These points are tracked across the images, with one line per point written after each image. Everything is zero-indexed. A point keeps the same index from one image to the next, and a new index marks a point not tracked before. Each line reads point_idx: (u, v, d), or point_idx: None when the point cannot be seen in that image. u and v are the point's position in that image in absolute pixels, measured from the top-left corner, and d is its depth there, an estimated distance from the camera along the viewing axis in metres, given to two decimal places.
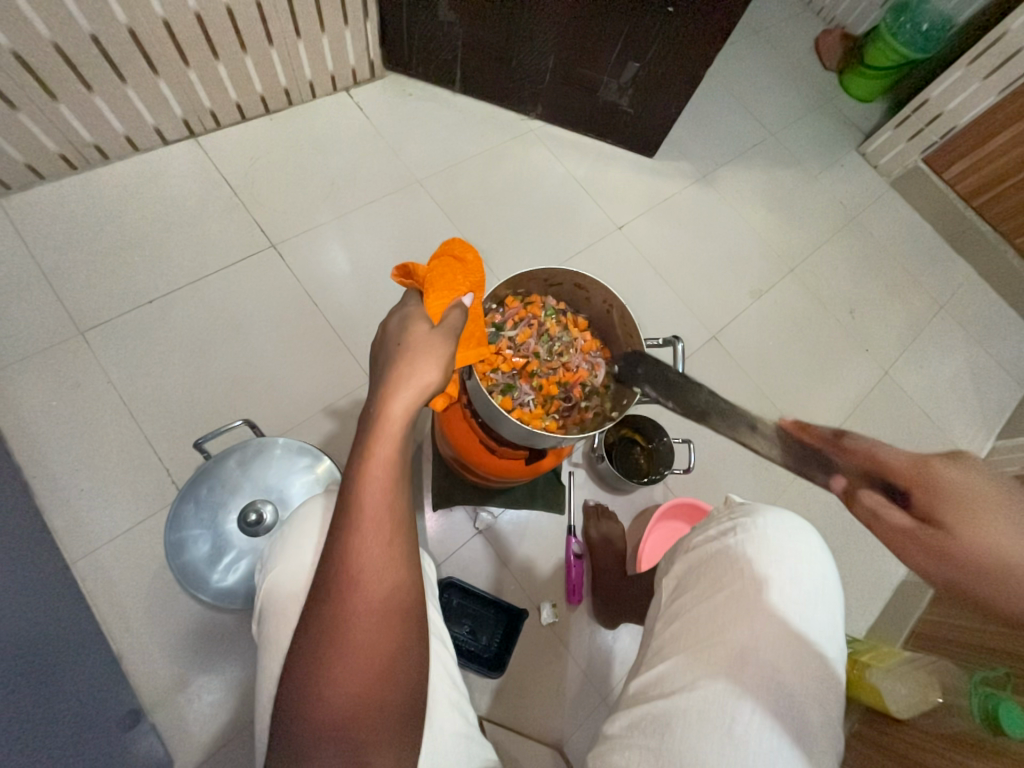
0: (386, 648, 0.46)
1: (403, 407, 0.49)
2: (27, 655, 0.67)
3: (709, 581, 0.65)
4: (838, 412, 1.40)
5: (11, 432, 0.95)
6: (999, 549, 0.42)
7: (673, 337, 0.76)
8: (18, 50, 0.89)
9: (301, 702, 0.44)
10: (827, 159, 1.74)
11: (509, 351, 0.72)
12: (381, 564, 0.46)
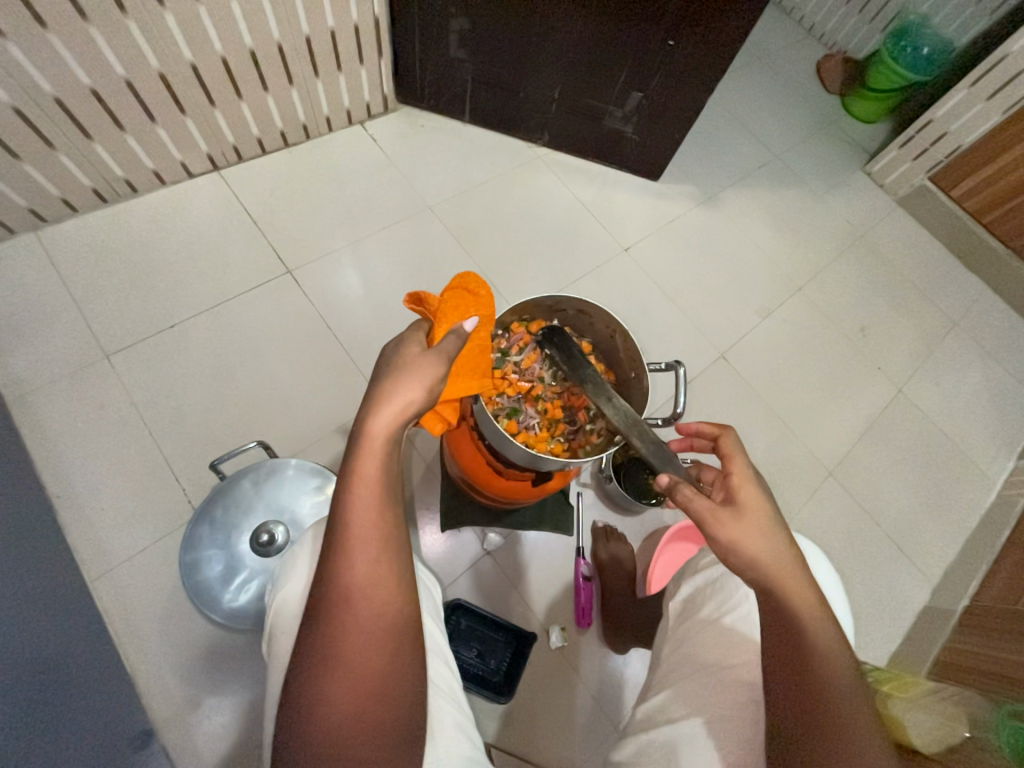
0: (379, 663, 0.46)
1: (385, 425, 0.50)
2: (42, 675, 0.68)
3: (716, 604, 0.65)
4: (852, 431, 1.38)
5: (38, 454, 0.99)
6: (755, 521, 0.55)
7: (676, 363, 0.77)
8: (59, 96, 0.97)
9: (299, 718, 0.44)
10: (833, 179, 1.76)
11: (515, 375, 0.73)
12: (371, 578, 0.47)
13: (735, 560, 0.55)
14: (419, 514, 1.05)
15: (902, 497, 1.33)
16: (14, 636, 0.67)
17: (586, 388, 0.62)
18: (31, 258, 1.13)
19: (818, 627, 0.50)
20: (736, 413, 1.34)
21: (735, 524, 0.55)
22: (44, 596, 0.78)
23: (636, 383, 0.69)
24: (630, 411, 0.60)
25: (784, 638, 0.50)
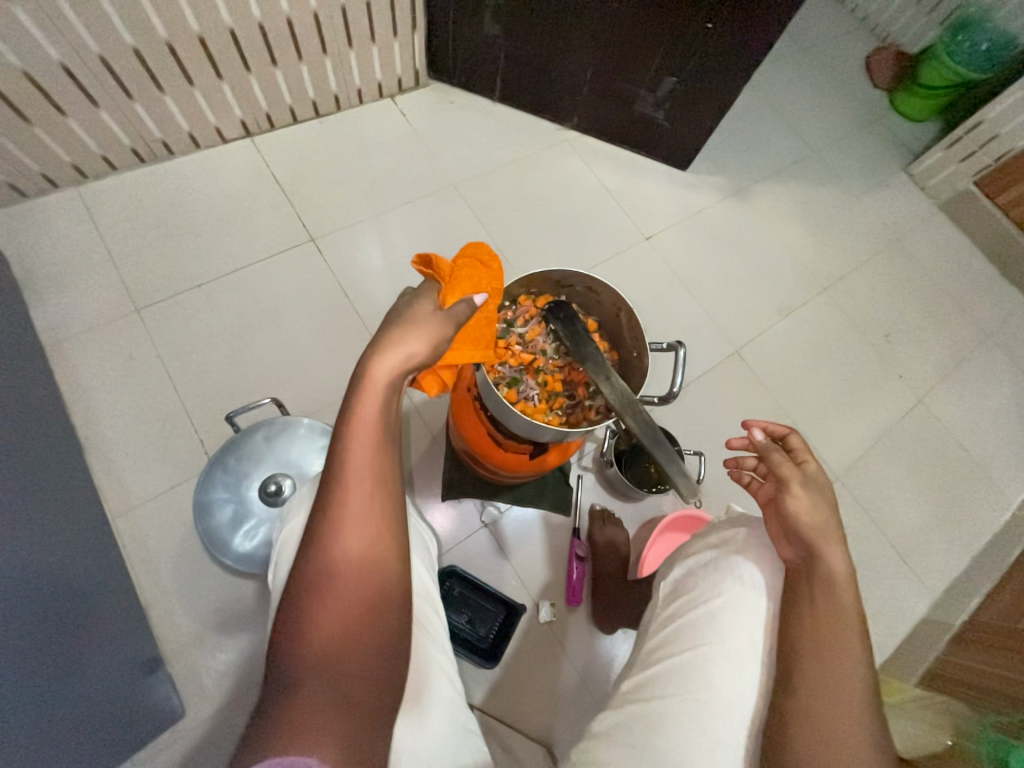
0: (368, 586, 0.49)
1: (387, 369, 0.53)
2: (57, 604, 0.73)
3: (708, 586, 0.63)
4: (865, 438, 1.36)
5: (70, 396, 1.05)
6: (818, 508, 0.58)
7: (677, 343, 0.77)
8: (104, 55, 1.00)
9: (291, 636, 0.46)
10: (871, 178, 1.70)
11: (518, 347, 0.74)
12: (364, 510, 0.50)
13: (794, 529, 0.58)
14: (421, 482, 1.08)
15: (911, 508, 1.30)
16: (34, 565, 0.71)
17: (586, 366, 0.62)
18: (72, 211, 1.18)
19: (849, 622, 0.53)
20: (746, 410, 1.32)
21: (803, 499, 0.58)
22: (68, 528, 0.84)
23: (637, 362, 0.70)
24: (626, 392, 0.60)
25: (823, 621, 0.53)
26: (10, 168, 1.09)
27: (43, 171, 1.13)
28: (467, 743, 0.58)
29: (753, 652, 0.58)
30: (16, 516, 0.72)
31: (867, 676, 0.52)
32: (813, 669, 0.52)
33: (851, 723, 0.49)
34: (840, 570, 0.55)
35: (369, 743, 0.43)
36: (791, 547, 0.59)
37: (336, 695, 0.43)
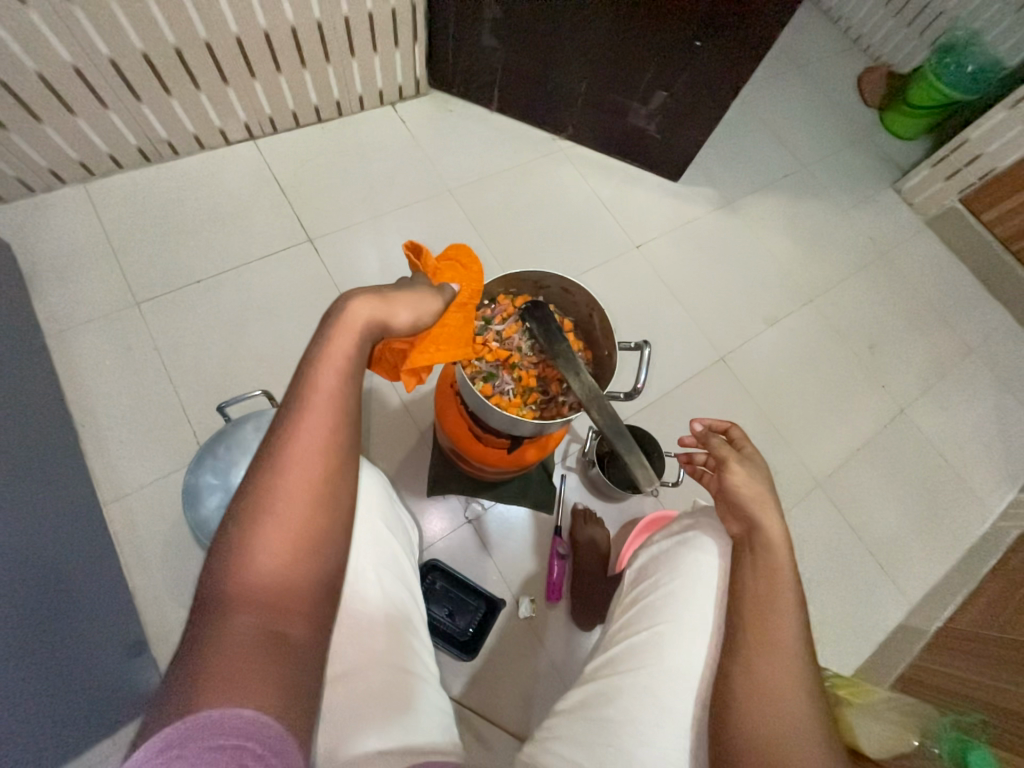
0: (315, 525, 0.49)
1: (366, 314, 0.53)
2: (29, 588, 0.74)
3: (666, 569, 0.66)
4: (847, 446, 1.38)
5: (68, 385, 1.08)
6: (753, 481, 0.63)
7: (643, 342, 0.80)
8: (115, 58, 1.05)
9: (229, 564, 0.46)
10: (859, 193, 1.74)
11: (494, 343, 0.77)
12: (318, 445, 0.49)
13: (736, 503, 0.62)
14: (408, 476, 1.11)
15: (891, 516, 1.32)
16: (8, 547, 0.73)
17: (557, 361, 0.66)
18: (78, 207, 1.22)
19: (787, 588, 0.57)
20: (730, 416, 1.35)
21: (741, 474, 0.64)
22: (55, 512, 0.86)
23: (608, 360, 0.73)
24: (593, 387, 0.63)
25: (763, 588, 0.57)
26: (20, 164, 1.12)
27: (52, 168, 1.17)
28: (434, 717, 0.59)
29: (703, 631, 0.60)
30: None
31: (804, 632, 0.55)
32: (755, 627, 0.55)
33: (788, 675, 0.52)
34: (776, 533, 0.59)
35: (303, 698, 0.43)
36: (735, 521, 0.63)
37: (273, 651, 0.43)
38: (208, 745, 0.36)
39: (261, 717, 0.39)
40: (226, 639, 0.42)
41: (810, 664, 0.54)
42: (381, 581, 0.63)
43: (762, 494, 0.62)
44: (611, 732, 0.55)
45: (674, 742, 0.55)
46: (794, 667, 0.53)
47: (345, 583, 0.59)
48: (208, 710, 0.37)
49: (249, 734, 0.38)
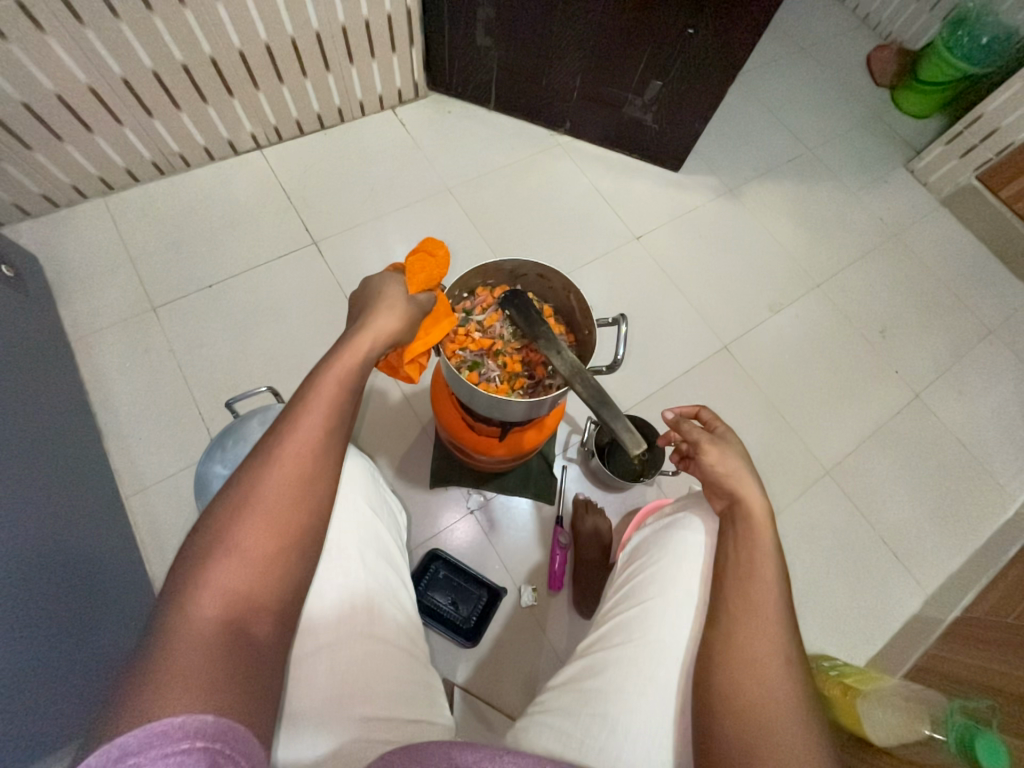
0: (292, 523, 0.53)
1: (370, 341, 0.62)
2: (39, 570, 0.74)
3: (656, 547, 0.67)
4: (856, 432, 1.35)
5: (92, 386, 1.15)
6: (727, 456, 0.64)
7: (621, 317, 0.83)
8: (128, 78, 1.11)
9: (208, 551, 0.49)
10: (869, 175, 1.69)
11: (477, 332, 0.80)
12: (303, 448, 0.55)
13: (715, 481, 0.64)
14: (412, 469, 1.14)
15: (904, 504, 1.29)
16: (20, 533, 0.75)
17: (540, 343, 0.70)
18: (98, 219, 1.29)
19: (767, 559, 0.58)
20: (735, 404, 1.33)
21: (715, 451, 0.65)
22: (73, 505, 0.91)
23: (589, 339, 0.79)
24: (577, 364, 0.68)
25: (745, 559, 0.58)
26: (43, 180, 1.20)
27: (74, 183, 1.25)
28: (423, 692, 0.62)
29: (690, 607, 0.61)
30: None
31: (784, 601, 0.57)
32: (736, 597, 0.56)
33: (767, 644, 0.53)
34: (757, 503, 0.61)
35: (262, 693, 0.45)
36: (718, 497, 0.64)
37: (236, 660, 0.44)
38: (175, 751, 0.35)
39: (228, 722, 0.39)
40: (192, 643, 0.43)
41: (792, 634, 0.55)
42: (369, 562, 0.65)
43: (735, 467, 0.64)
44: (600, 702, 0.57)
45: (657, 714, 0.56)
46: (773, 639, 0.54)
47: (334, 567, 0.62)
48: (176, 715, 0.37)
49: (217, 736, 0.38)
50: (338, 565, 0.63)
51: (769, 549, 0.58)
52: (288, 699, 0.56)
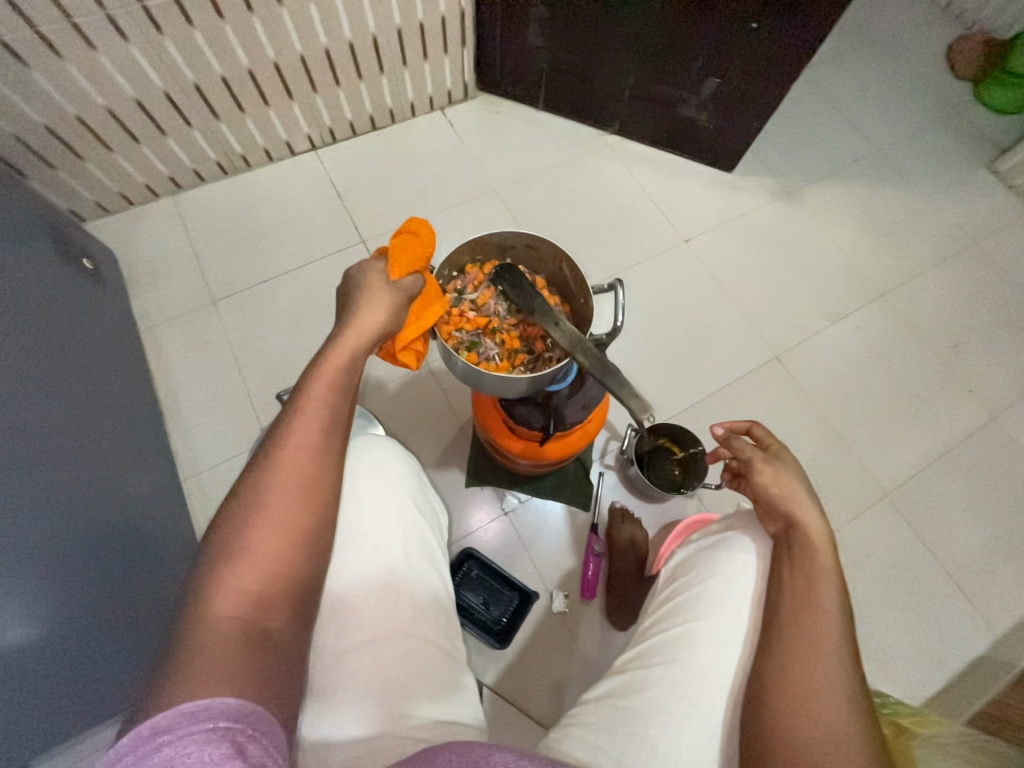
0: (299, 522, 0.54)
1: (356, 337, 0.60)
2: (96, 544, 0.81)
3: (702, 566, 0.64)
4: (921, 453, 1.26)
5: (157, 373, 1.23)
6: (783, 476, 0.61)
7: (616, 283, 0.80)
8: (199, 83, 1.17)
9: (221, 555, 0.50)
10: (946, 176, 1.57)
11: (470, 311, 0.76)
12: (304, 450, 0.56)
13: (768, 504, 0.61)
14: (447, 467, 1.15)
15: (973, 535, 1.19)
16: (72, 513, 0.78)
17: (535, 315, 0.67)
18: (166, 216, 1.37)
19: (829, 589, 0.54)
20: (785, 417, 1.27)
21: (768, 471, 0.62)
22: (133, 484, 0.97)
23: (586, 308, 0.75)
24: (576, 334, 0.64)
25: (804, 589, 0.55)
26: (121, 179, 1.29)
27: (147, 183, 1.33)
28: (460, 693, 0.62)
29: (737, 633, 0.58)
30: (46, 470, 0.77)
31: (847, 636, 0.53)
32: (792, 627, 0.53)
33: (826, 681, 0.50)
34: (817, 529, 0.57)
35: (284, 681, 0.47)
36: (773, 520, 0.61)
37: (256, 653, 0.46)
38: (199, 731, 0.37)
39: (250, 706, 0.41)
40: (213, 639, 0.45)
41: (854, 672, 0.51)
42: (411, 560, 0.66)
43: (790, 489, 0.60)
44: (639, 725, 0.55)
45: (700, 742, 0.54)
46: (834, 677, 0.50)
47: (371, 564, 0.63)
48: (196, 699, 0.39)
49: (238, 718, 0.40)
50: (377, 562, 0.64)
51: (830, 579, 0.55)
52: (330, 689, 0.58)
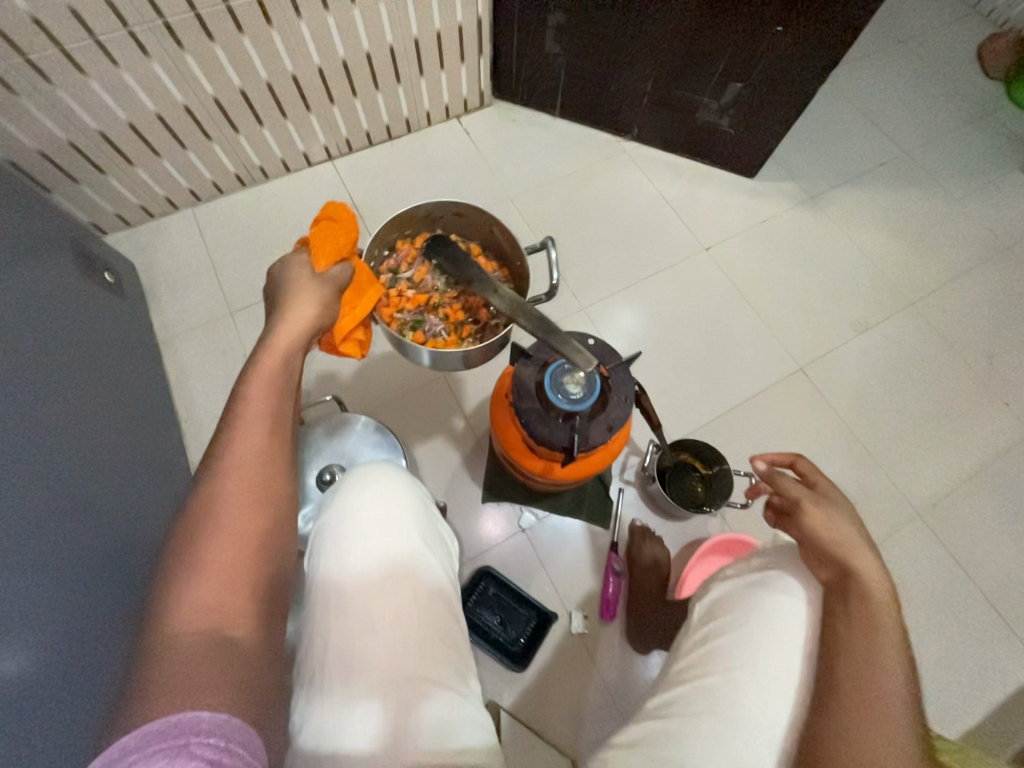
0: (256, 525, 0.53)
1: (286, 336, 0.62)
2: (114, 561, 0.81)
3: (744, 609, 0.61)
4: (954, 469, 1.20)
5: (175, 386, 1.23)
6: (836, 520, 0.58)
7: (549, 240, 0.83)
8: (218, 96, 1.17)
9: (180, 573, 0.49)
10: (977, 180, 1.51)
11: (408, 290, 0.80)
12: (249, 453, 0.55)
13: (819, 550, 0.58)
14: (463, 482, 1.13)
15: (1011, 557, 1.13)
16: (88, 532, 0.78)
17: (473, 284, 0.67)
18: (185, 228, 1.38)
19: (890, 646, 0.51)
20: (811, 431, 1.23)
21: (819, 514, 0.59)
22: (153, 499, 0.98)
23: (520, 270, 0.79)
24: (515, 298, 0.65)
25: (863, 646, 0.51)
26: (142, 192, 1.30)
27: (166, 195, 1.34)
28: (470, 729, 0.59)
29: (785, 682, 0.56)
30: (59, 487, 0.77)
31: (910, 697, 0.50)
32: (852, 687, 0.50)
33: (892, 749, 0.47)
34: (875, 580, 0.54)
35: (255, 685, 0.46)
36: (824, 565, 0.58)
37: (220, 659, 0.45)
38: (171, 748, 0.38)
39: (219, 715, 0.41)
40: (176, 651, 0.44)
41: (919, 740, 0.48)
42: (420, 592, 0.64)
43: (843, 534, 0.57)
44: None
45: None
46: (901, 746, 0.47)
47: (376, 597, 0.62)
48: (172, 714, 0.39)
49: (211, 731, 0.40)
50: (385, 593, 0.62)
51: (892, 635, 0.52)
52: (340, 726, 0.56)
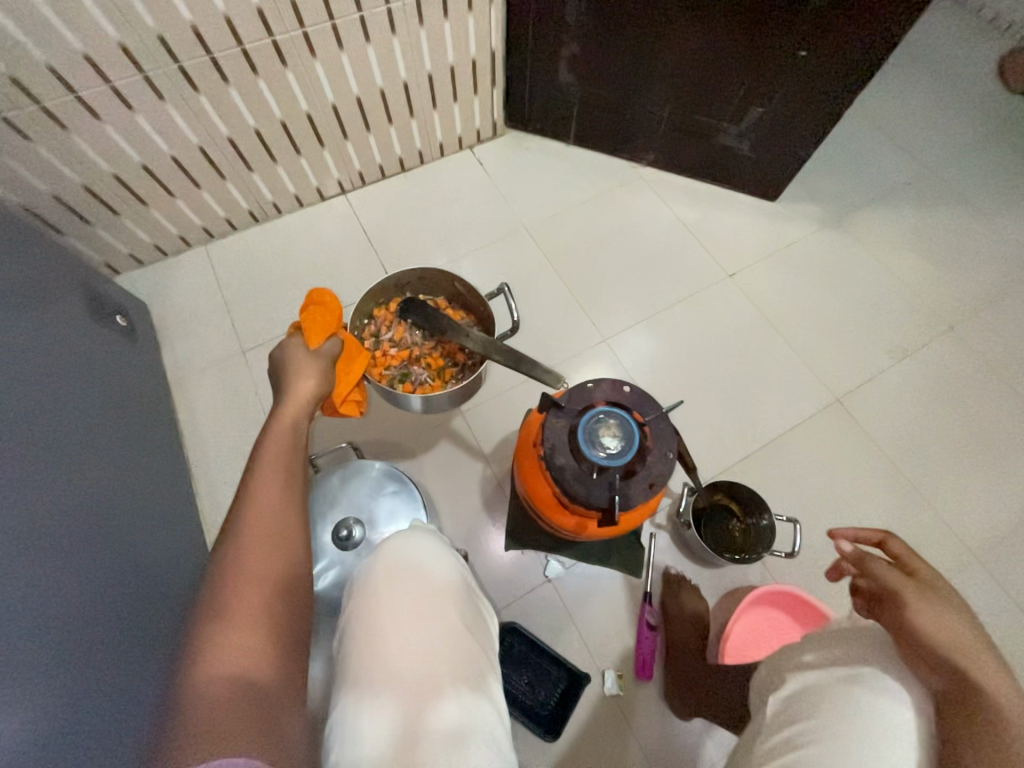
0: (277, 570, 0.49)
1: (292, 402, 0.61)
2: (148, 615, 0.78)
3: (833, 707, 0.58)
4: (1009, 505, 1.12)
5: (186, 428, 1.20)
6: (945, 620, 0.57)
7: (503, 286, 0.97)
8: (232, 136, 1.17)
9: (201, 622, 0.44)
10: (1007, 196, 1.46)
11: (390, 350, 0.91)
12: (269, 499, 0.52)
13: (927, 650, 0.56)
14: (484, 528, 1.07)
15: None
16: (113, 584, 0.74)
17: (449, 333, 0.79)
18: (198, 266, 1.37)
19: None
20: (851, 467, 1.15)
21: (925, 609, 0.58)
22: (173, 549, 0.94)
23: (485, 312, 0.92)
24: (485, 338, 0.76)
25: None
26: (155, 232, 1.29)
27: (180, 234, 1.33)
28: None
29: None
30: (84, 538, 0.74)
31: None
32: None
33: None
34: (1003, 696, 0.51)
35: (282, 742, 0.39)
36: (937, 672, 0.56)
37: (244, 713, 0.39)
38: None
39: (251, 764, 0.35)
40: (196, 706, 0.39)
41: None
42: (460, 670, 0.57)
43: (954, 635, 0.56)
44: None
45: None
46: None
47: (410, 674, 0.55)
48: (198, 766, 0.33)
49: None
50: (419, 673, 0.55)
51: None
52: None
